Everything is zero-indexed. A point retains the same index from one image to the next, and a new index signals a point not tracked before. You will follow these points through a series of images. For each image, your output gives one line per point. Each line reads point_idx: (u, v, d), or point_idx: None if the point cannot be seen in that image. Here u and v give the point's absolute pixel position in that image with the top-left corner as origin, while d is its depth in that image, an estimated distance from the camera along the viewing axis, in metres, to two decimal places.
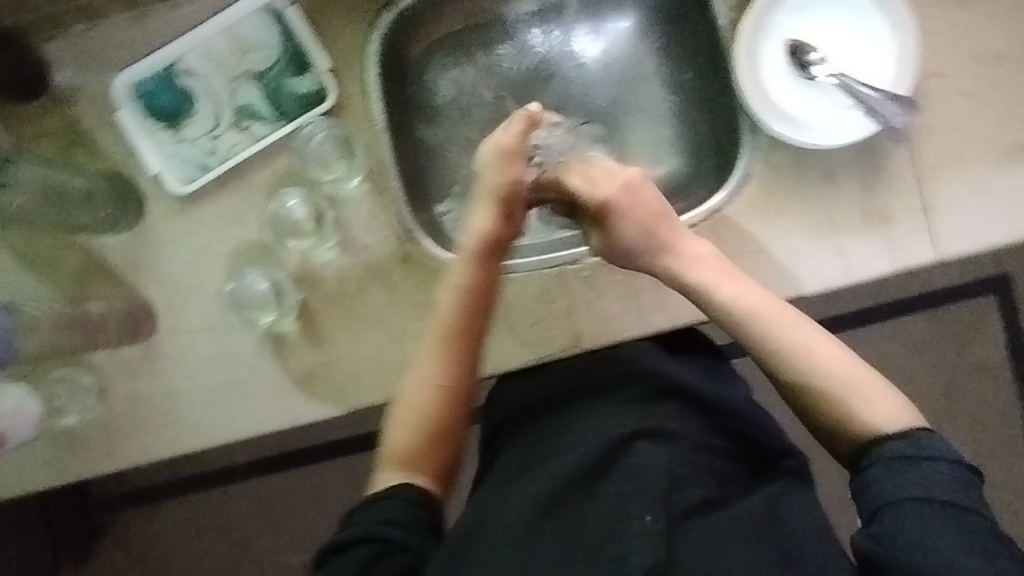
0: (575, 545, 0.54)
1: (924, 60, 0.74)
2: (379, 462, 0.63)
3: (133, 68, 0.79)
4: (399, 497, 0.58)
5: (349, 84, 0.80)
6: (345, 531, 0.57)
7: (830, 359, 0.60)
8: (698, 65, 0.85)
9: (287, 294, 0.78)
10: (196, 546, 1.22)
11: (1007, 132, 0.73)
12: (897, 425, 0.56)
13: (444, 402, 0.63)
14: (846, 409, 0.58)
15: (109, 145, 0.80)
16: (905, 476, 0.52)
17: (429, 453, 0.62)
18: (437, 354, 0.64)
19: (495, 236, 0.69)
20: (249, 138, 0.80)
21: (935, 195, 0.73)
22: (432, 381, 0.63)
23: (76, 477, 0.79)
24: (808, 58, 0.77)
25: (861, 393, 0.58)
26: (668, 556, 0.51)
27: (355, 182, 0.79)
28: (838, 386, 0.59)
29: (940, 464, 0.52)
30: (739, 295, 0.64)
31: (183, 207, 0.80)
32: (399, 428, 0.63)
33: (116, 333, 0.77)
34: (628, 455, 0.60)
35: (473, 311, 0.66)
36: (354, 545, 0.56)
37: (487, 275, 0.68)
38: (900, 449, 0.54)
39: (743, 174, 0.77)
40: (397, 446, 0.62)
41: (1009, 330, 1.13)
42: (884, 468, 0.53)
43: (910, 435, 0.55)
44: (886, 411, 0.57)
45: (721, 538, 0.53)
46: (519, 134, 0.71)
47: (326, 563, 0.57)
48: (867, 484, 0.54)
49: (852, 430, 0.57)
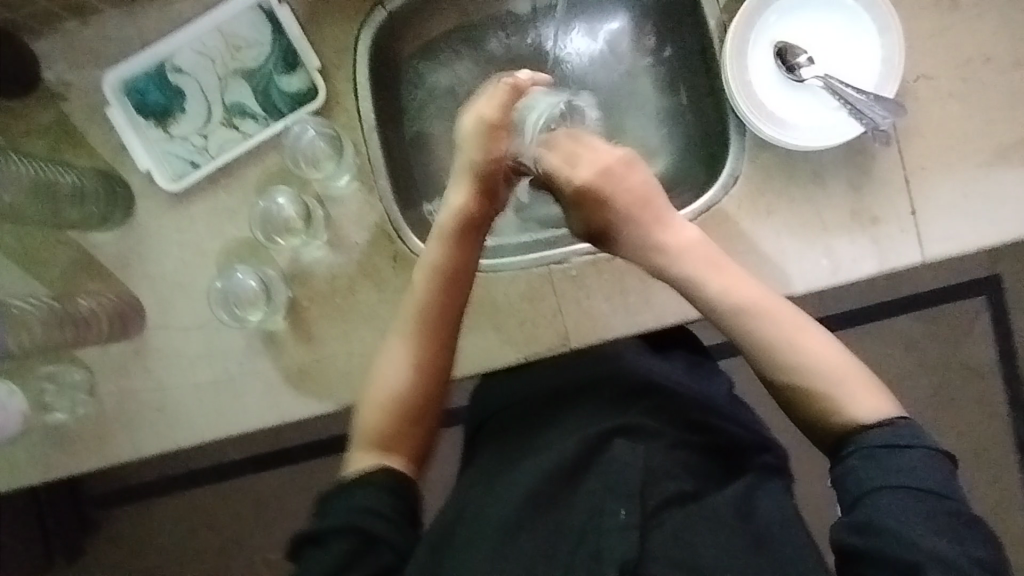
0: (558, 536, 0.56)
1: (912, 61, 0.75)
2: (352, 444, 0.63)
3: (124, 66, 0.79)
4: (377, 486, 0.57)
5: (339, 82, 0.80)
6: (323, 518, 0.56)
7: (815, 350, 0.60)
8: (689, 65, 0.85)
9: (276, 291, 0.78)
10: (189, 544, 1.22)
11: (995, 133, 0.73)
12: (878, 416, 0.57)
13: (421, 382, 0.64)
14: (833, 402, 0.58)
15: (100, 141, 0.80)
16: (885, 465, 0.53)
17: (406, 438, 0.62)
18: (408, 334, 0.65)
19: (476, 216, 0.68)
20: (240, 135, 0.81)
21: (923, 196, 0.73)
22: (408, 364, 0.64)
23: (66, 472, 0.79)
24: (796, 60, 0.77)
25: (841, 387, 0.59)
26: (642, 547, 0.52)
27: (344, 180, 0.80)
28: (820, 380, 0.59)
29: (917, 453, 0.54)
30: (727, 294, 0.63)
31: (174, 204, 0.80)
32: (374, 411, 0.63)
33: (105, 330, 0.78)
34: (605, 451, 0.60)
35: (451, 290, 0.66)
36: (333, 535, 0.55)
37: (467, 254, 0.68)
38: (881, 437, 0.55)
39: (730, 174, 0.77)
40: (372, 429, 0.62)
41: (1000, 332, 1.14)
42: (865, 456, 0.55)
43: (893, 423, 0.56)
44: (867, 402, 0.58)
45: (696, 529, 0.54)
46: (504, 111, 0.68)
47: (304, 550, 0.56)
48: (847, 472, 0.55)
49: (835, 421, 0.58)
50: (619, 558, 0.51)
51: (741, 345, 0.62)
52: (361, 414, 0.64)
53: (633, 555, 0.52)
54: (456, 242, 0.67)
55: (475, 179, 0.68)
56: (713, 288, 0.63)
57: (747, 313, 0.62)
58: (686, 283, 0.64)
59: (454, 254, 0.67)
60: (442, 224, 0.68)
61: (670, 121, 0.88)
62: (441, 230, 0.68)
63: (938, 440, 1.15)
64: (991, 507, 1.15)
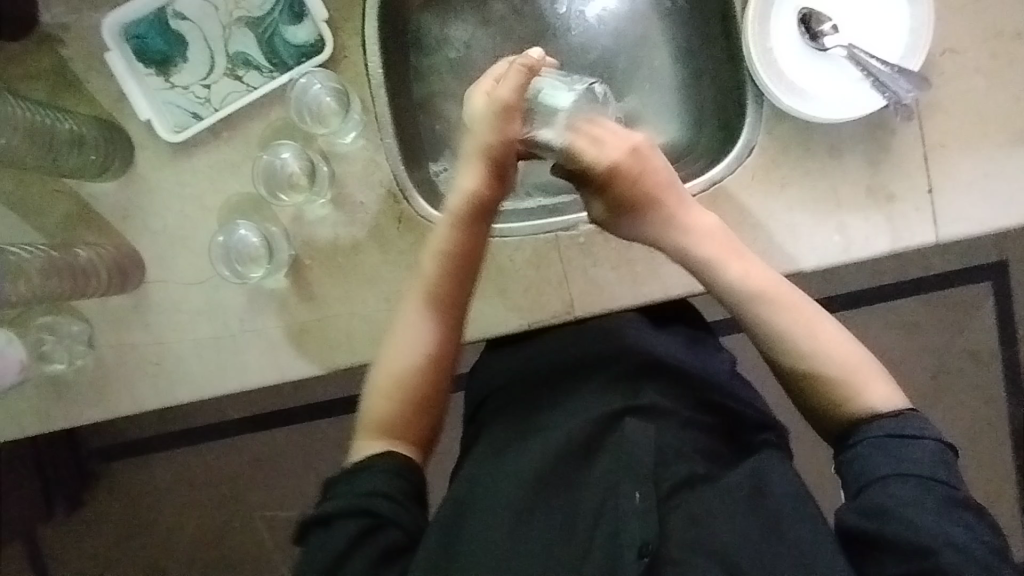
0: (574, 519, 0.58)
1: (940, 34, 0.72)
2: (358, 430, 0.66)
3: (125, 8, 0.76)
4: (380, 469, 0.60)
5: (346, 34, 0.78)
6: (329, 502, 0.59)
7: (830, 343, 0.64)
8: (707, 29, 0.82)
9: (280, 249, 0.77)
10: (186, 493, 1.23)
11: (1017, 114, 0.71)
12: (890, 406, 0.61)
13: (429, 370, 0.67)
14: (849, 389, 0.62)
15: (98, 89, 0.77)
16: (891, 454, 0.57)
17: (411, 422, 0.65)
18: (421, 317, 0.67)
19: (484, 199, 0.67)
20: (244, 87, 0.79)
21: (942, 173, 0.72)
22: (415, 354, 0.67)
23: (64, 424, 0.79)
24: (819, 28, 0.75)
25: (860, 374, 0.62)
26: (660, 533, 0.55)
27: (351, 137, 0.78)
28: (835, 368, 0.63)
29: (926, 442, 0.57)
30: (745, 280, 0.66)
31: (174, 155, 0.78)
32: (379, 397, 0.66)
33: (105, 282, 0.75)
34: (616, 431, 0.62)
35: (459, 275, 0.68)
36: (339, 518, 0.58)
37: (475, 236, 0.68)
38: (888, 428, 0.59)
39: (746, 145, 0.75)
40: (378, 415, 0.65)
41: (1003, 316, 1.13)
42: (872, 445, 0.58)
43: (900, 415, 0.59)
44: (880, 393, 0.62)
45: (713, 513, 0.57)
46: (518, 87, 0.65)
47: (311, 533, 0.59)
48: (855, 460, 0.59)
49: (847, 410, 0.61)
50: (638, 541, 0.54)
51: (757, 336, 0.66)
52: (368, 396, 0.67)
53: (653, 539, 0.54)
54: (463, 225, 0.67)
55: (481, 158, 0.67)
56: (745, 279, 0.66)
57: (763, 301, 0.65)
58: (704, 270, 0.66)
59: (464, 238, 0.68)
60: (453, 208, 0.68)
61: (683, 88, 0.86)
62: (450, 211, 0.68)
63: (934, 419, 1.15)
64: (982, 484, 1.16)
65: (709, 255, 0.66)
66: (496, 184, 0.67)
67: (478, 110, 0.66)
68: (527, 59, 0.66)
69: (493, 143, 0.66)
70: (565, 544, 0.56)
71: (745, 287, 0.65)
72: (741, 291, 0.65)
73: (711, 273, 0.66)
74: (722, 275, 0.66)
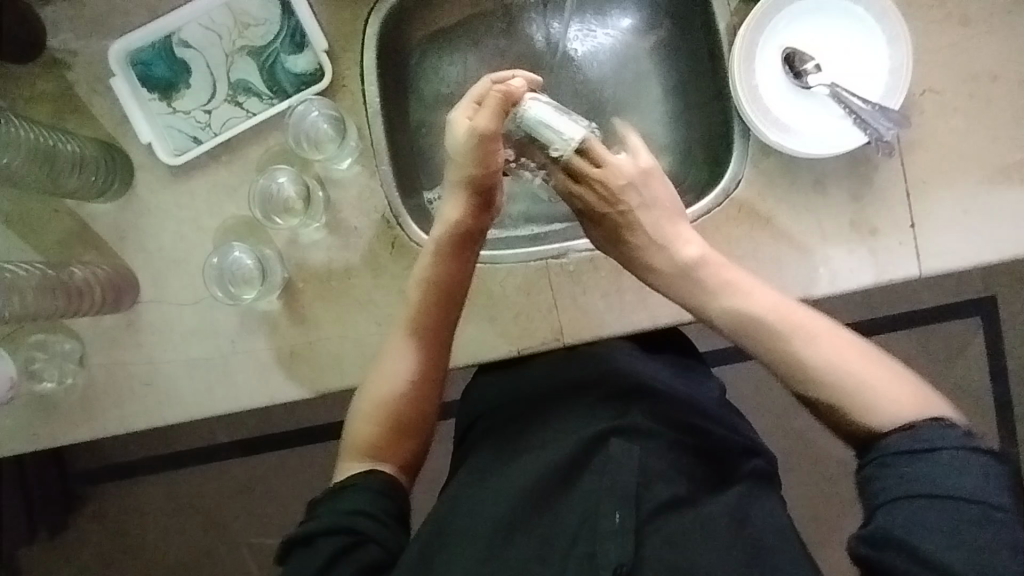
0: (554, 542, 0.58)
1: (919, 74, 0.75)
2: (342, 450, 0.68)
3: (130, 36, 0.78)
4: (364, 489, 0.62)
5: (345, 65, 0.80)
6: (312, 521, 0.61)
7: (844, 359, 0.58)
8: (699, 66, 0.85)
9: (272, 271, 0.78)
10: (170, 522, 1.22)
11: (997, 150, 0.73)
12: (904, 416, 0.56)
13: (415, 395, 0.68)
14: (857, 404, 0.57)
15: (102, 112, 0.79)
16: (900, 472, 0.53)
17: (394, 446, 0.67)
18: (407, 345, 0.68)
19: (467, 229, 0.67)
20: (245, 113, 0.81)
21: (923, 210, 0.74)
22: (399, 380, 0.67)
23: (50, 442, 0.79)
24: (803, 67, 0.77)
25: (869, 387, 0.57)
26: (635, 555, 0.55)
27: (347, 163, 0.79)
28: (847, 387, 0.57)
29: (942, 453, 0.52)
30: (739, 309, 0.62)
31: (173, 178, 0.80)
32: (362, 420, 0.67)
33: (99, 300, 0.76)
34: (601, 452, 0.62)
35: (443, 308, 0.68)
36: (322, 536, 0.59)
37: (461, 265, 0.68)
38: (900, 443, 0.54)
39: (732, 178, 0.77)
40: (362, 439, 0.66)
41: (992, 353, 1.14)
42: (884, 463, 0.54)
43: (915, 427, 0.55)
44: (903, 399, 0.56)
45: (695, 538, 0.56)
46: (496, 113, 0.63)
47: (292, 551, 0.60)
48: (870, 479, 0.55)
49: (859, 423, 0.57)
50: (613, 562, 0.54)
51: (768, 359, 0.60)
52: (353, 420, 0.68)
53: (628, 560, 0.54)
54: (446, 256, 0.68)
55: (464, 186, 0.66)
56: (749, 302, 0.62)
57: (760, 325, 0.61)
58: (703, 299, 0.63)
59: (450, 267, 0.68)
60: (437, 237, 0.68)
61: (675, 122, 0.88)
62: (435, 241, 0.68)
63: None
64: None
65: (702, 287, 0.63)
66: (480, 216, 0.68)
67: (457, 140, 0.65)
68: (504, 85, 0.64)
69: (475, 174, 0.65)
70: (543, 564, 0.57)
71: (737, 317, 0.62)
72: (732, 321, 0.62)
73: (701, 304, 0.63)
74: (712, 304, 0.63)
